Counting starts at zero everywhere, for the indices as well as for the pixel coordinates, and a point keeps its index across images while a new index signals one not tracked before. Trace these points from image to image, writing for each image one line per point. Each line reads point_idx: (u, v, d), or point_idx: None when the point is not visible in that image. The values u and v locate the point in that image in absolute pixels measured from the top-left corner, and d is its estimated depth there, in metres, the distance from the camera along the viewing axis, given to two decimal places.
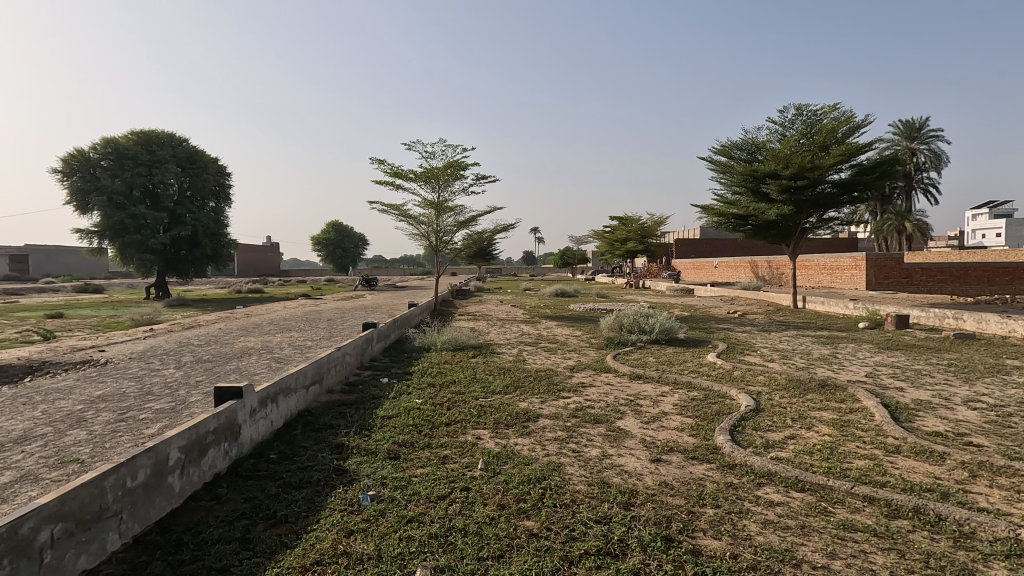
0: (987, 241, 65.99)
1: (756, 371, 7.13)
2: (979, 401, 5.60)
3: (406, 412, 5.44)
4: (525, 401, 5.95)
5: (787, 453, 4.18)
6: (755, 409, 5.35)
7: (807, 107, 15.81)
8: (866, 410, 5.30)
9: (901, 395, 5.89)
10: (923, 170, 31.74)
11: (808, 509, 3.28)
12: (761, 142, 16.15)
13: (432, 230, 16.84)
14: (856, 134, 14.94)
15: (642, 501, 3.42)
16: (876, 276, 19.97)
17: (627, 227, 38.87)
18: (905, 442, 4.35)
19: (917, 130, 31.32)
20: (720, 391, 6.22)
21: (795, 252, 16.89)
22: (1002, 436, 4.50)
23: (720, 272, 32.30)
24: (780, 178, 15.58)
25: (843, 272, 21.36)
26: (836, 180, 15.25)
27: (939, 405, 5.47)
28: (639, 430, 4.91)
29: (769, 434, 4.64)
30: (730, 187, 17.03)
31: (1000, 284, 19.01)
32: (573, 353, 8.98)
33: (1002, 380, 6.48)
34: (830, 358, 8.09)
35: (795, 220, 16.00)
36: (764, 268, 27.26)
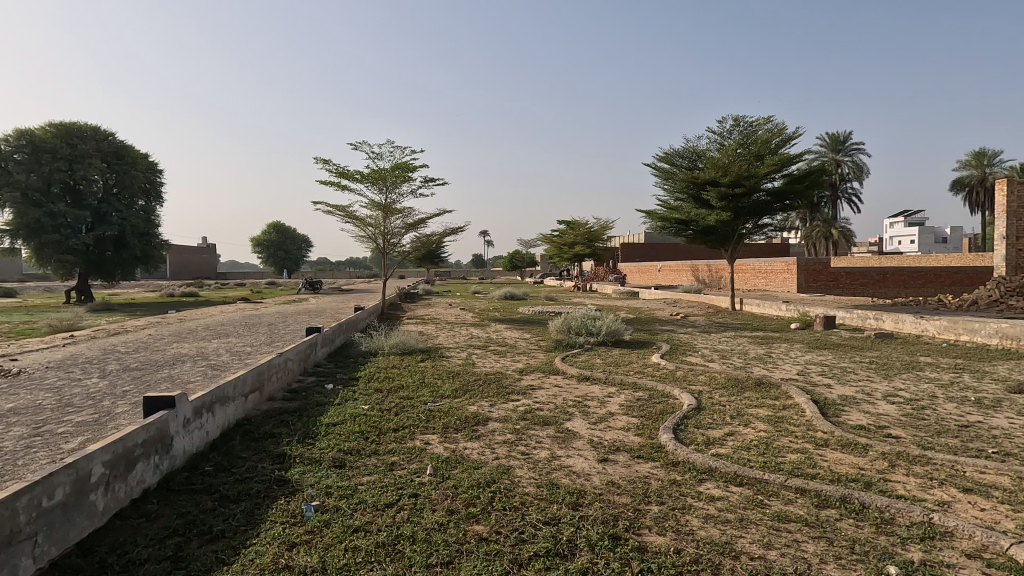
0: (902, 246, 71.34)
1: (698, 371, 7.41)
2: (898, 396, 6.03)
3: (352, 419, 5.30)
4: (475, 404, 5.93)
5: (726, 449, 4.35)
6: (696, 408, 5.55)
7: (743, 118, 16.60)
8: (797, 407, 5.61)
9: (829, 391, 6.26)
10: (847, 181, 33.92)
11: (746, 502, 3.43)
12: (702, 151, 16.84)
13: (379, 232, 16.51)
14: (788, 145, 15.79)
15: (590, 501, 3.47)
16: (807, 279, 21.17)
17: (575, 231, 39.46)
18: (832, 436, 4.63)
19: (842, 143, 33.46)
20: (663, 390, 6.42)
21: (734, 257, 17.64)
22: (917, 428, 4.86)
23: (663, 275, 33.34)
24: (718, 186, 16.26)
25: (777, 276, 22.53)
26: (770, 189, 16.05)
27: (862, 400, 5.85)
28: (587, 431, 4.98)
29: (710, 432, 4.82)
30: (673, 194, 17.63)
31: (914, 287, 20.49)
32: (522, 356, 9.04)
33: (917, 375, 7.01)
34: (765, 357, 8.51)
35: (734, 226, 16.71)
36: (705, 272, 28.39)
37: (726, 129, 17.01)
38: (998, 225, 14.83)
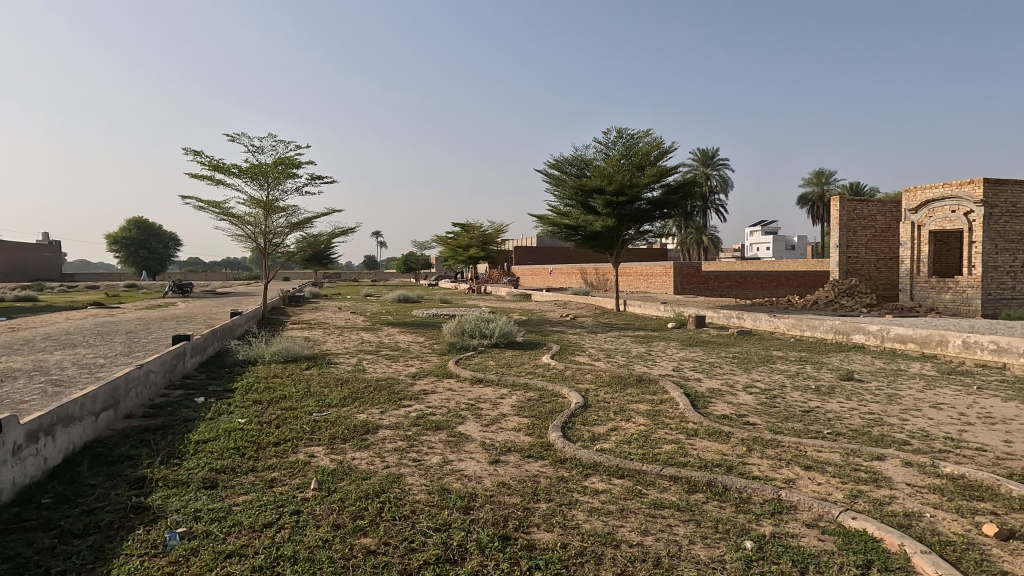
0: (760, 252, 80.13)
1: (585, 369, 7.77)
2: (755, 386, 6.77)
3: (226, 434, 4.88)
4: (364, 412, 5.73)
5: (609, 444, 4.61)
6: (584, 406, 5.81)
7: (625, 131, 17.72)
8: (672, 400, 6.08)
9: (699, 384, 6.87)
10: (715, 193, 37.44)
11: (626, 493, 3.65)
12: (589, 160, 17.71)
13: (260, 231, 15.40)
14: (665, 158, 17.10)
15: (480, 504, 3.50)
16: (682, 282, 23.08)
17: (469, 233, 39.59)
18: (701, 426, 5.07)
19: (711, 158, 36.88)
20: (553, 390, 6.65)
21: (618, 261, 18.72)
22: (770, 415, 5.49)
23: (555, 277, 34.55)
24: (604, 194, 17.19)
25: (656, 278, 24.30)
26: (650, 198, 17.26)
27: (726, 392, 6.48)
28: (479, 433, 5.02)
29: (594, 428, 5.07)
30: (562, 200, 18.35)
31: (770, 289, 22.81)
32: (415, 360, 8.90)
33: (770, 367, 7.92)
34: (645, 355, 9.12)
35: (618, 232, 17.73)
36: (593, 275, 29.85)
37: (611, 141, 18.03)
38: (833, 235, 17.14)
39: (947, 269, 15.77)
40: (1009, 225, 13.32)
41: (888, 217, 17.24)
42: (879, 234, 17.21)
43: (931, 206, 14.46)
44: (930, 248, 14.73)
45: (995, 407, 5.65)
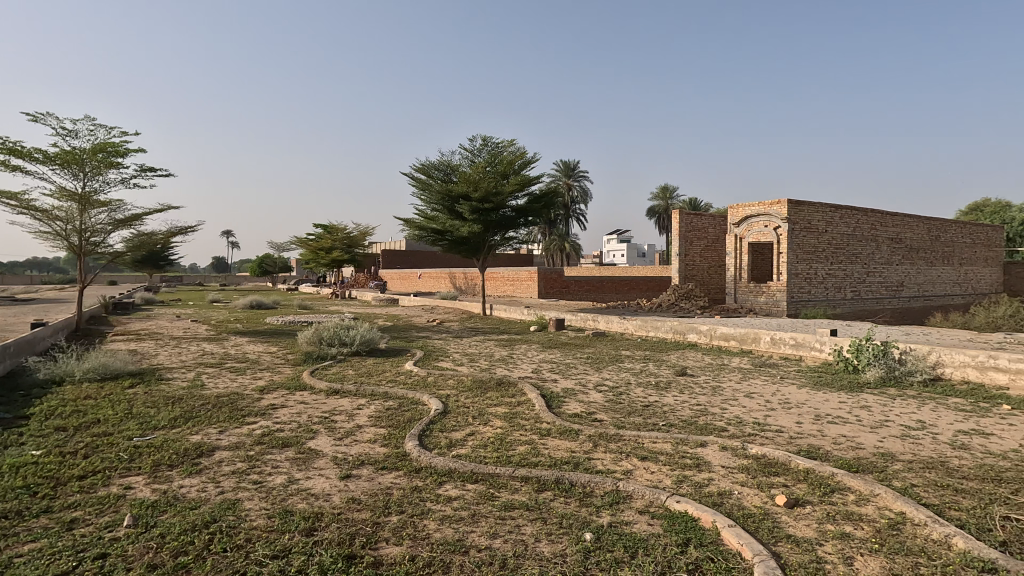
0: (615, 258, 86.72)
1: (447, 375, 7.76)
2: (604, 385, 7.29)
3: (11, 472, 4.07)
4: (199, 433, 5.16)
5: (465, 449, 4.65)
6: (443, 412, 5.80)
7: (490, 139, 18.13)
8: (529, 402, 6.31)
9: (555, 385, 7.22)
10: (576, 203, 39.77)
11: (478, 498, 3.70)
12: (455, 165, 17.83)
13: (73, 228, 13.21)
14: (528, 168, 17.77)
15: (326, 523, 3.32)
16: (546, 286, 24.26)
17: (333, 236, 37.71)
18: (553, 425, 5.33)
19: (572, 170, 39.11)
20: (413, 397, 6.55)
21: (484, 266, 19.05)
22: (615, 411, 5.93)
23: (423, 282, 34.23)
24: (470, 200, 17.41)
25: (522, 283, 25.25)
26: (514, 205, 17.83)
27: (578, 391, 6.89)
28: (331, 447, 4.77)
29: (452, 434, 5.08)
30: (429, 204, 18.24)
31: (623, 293, 24.63)
32: (264, 372, 8.22)
33: (619, 366, 8.59)
34: (507, 358, 9.38)
35: (484, 237, 18.07)
36: (461, 279, 30.09)
37: (477, 148, 18.32)
38: (673, 245, 19.07)
39: (761, 275, 18.39)
40: (806, 239, 15.88)
41: (717, 229, 19.65)
42: (710, 244, 19.54)
43: (750, 220, 16.74)
44: (748, 257, 17.06)
45: (793, 393, 6.69)
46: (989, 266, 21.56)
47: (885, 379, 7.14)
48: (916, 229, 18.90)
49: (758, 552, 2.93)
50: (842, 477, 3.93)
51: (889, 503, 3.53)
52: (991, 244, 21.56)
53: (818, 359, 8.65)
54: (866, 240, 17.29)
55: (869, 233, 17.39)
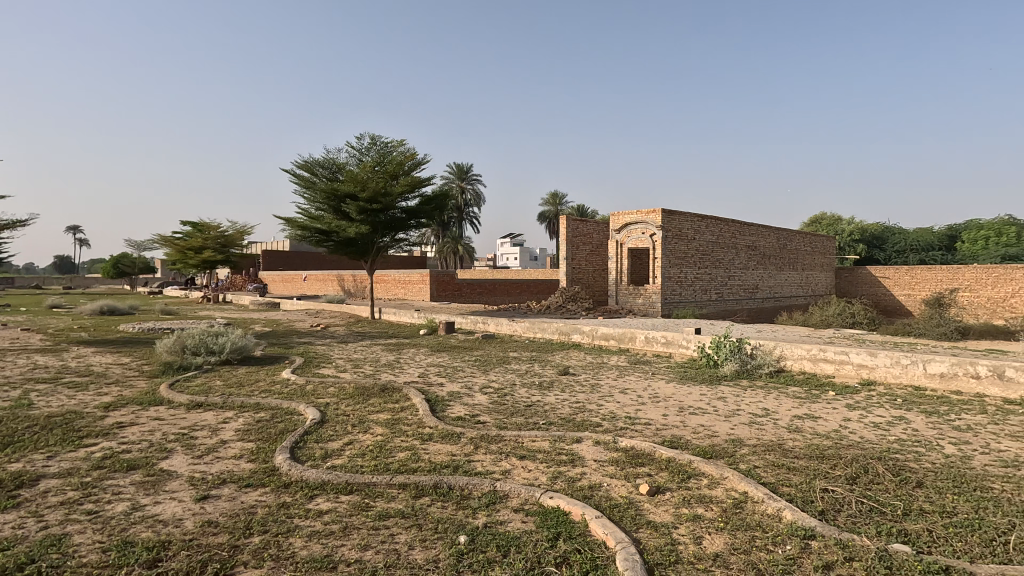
0: (509, 262, 88.10)
1: (328, 383, 7.41)
2: (490, 386, 7.36)
3: None
4: (20, 461, 4.44)
5: (341, 459, 4.45)
6: (319, 421, 5.51)
7: (379, 138, 17.69)
8: (413, 407, 6.20)
9: (441, 389, 7.16)
10: (470, 206, 39.89)
11: (351, 509, 3.56)
12: (341, 164, 17.16)
13: None
14: (418, 169, 17.54)
15: (175, 552, 3.01)
16: (438, 289, 24.10)
17: (204, 234, 34.51)
18: (436, 429, 5.28)
19: (466, 173, 39.18)
20: (288, 408, 6.15)
21: (373, 269, 18.47)
22: (499, 412, 6.02)
23: (309, 285, 32.46)
24: (357, 200, 16.82)
25: (413, 286, 24.87)
26: (405, 207, 17.51)
27: (464, 394, 6.89)
28: (188, 467, 4.34)
29: (328, 444, 4.85)
30: (313, 203, 17.35)
31: (515, 295, 25.12)
32: (112, 386, 7.29)
33: (506, 368, 8.74)
34: (393, 363, 9.15)
35: (373, 239, 17.54)
36: (350, 282, 28.93)
37: (365, 147, 17.76)
38: (561, 249, 19.81)
39: (640, 278, 19.70)
40: (677, 246, 17.27)
41: (601, 235, 20.74)
42: (594, 249, 20.57)
43: (629, 227, 17.86)
44: (628, 262, 18.19)
45: (662, 388, 7.22)
46: (824, 271, 24.91)
47: (739, 372, 7.96)
48: (768, 238, 21.33)
49: (621, 540, 3.11)
50: (698, 463, 4.30)
51: (735, 484, 3.92)
52: (826, 252, 24.91)
53: (686, 356, 9.43)
54: (727, 247, 19.19)
55: (730, 241, 19.33)
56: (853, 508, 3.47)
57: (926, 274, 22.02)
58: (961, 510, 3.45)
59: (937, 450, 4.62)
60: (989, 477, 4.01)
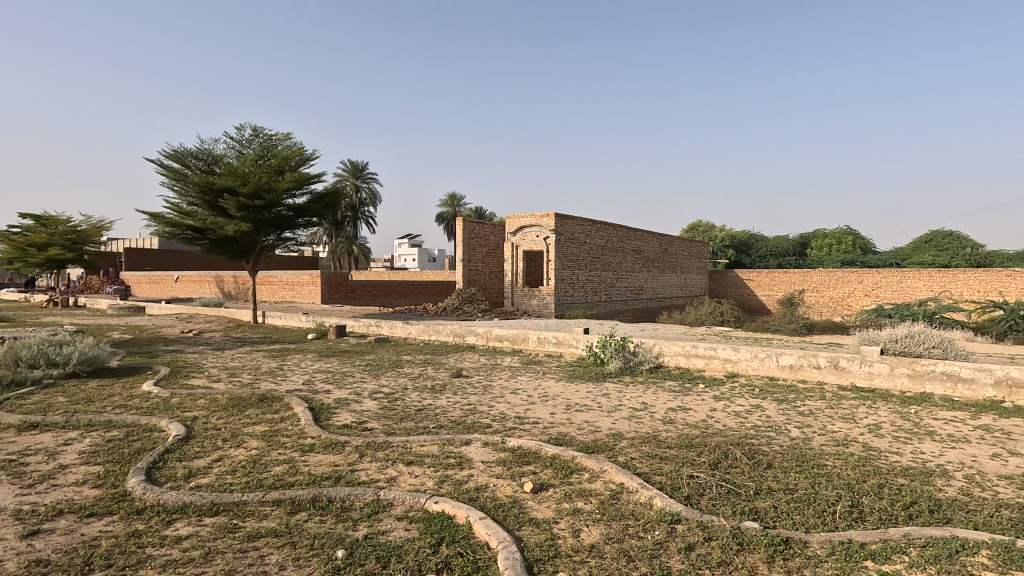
0: (407, 264, 86.34)
1: (197, 394, 6.76)
2: (380, 392, 7.15)
3: None
4: None
5: (208, 478, 4.08)
6: (184, 438, 5.01)
7: (263, 131, 16.58)
8: (294, 416, 5.85)
9: (327, 396, 6.83)
10: (365, 205, 38.53)
11: (216, 532, 3.27)
12: (218, 155, 15.85)
13: None
14: (307, 165, 16.65)
15: None
16: (329, 291, 23.06)
17: (50, 229, 30.14)
18: (318, 439, 5.02)
19: (361, 171, 37.79)
20: (147, 424, 5.53)
21: (256, 270, 17.22)
22: (388, 418, 5.86)
23: (182, 287, 29.56)
24: (237, 195, 15.61)
25: (302, 287, 23.60)
26: (292, 204, 16.52)
27: (351, 400, 6.63)
28: (14, 499, 3.74)
29: (193, 462, 4.42)
30: (185, 197, 15.83)
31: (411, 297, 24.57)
32: None
33: (397, 372, 8.54)
34: (276, 370, 8.59)
35: (255, 237, 16.36)
36: (230, 284, 26.76)
37: (247, 138, 16.52)
38: (458, 251, 19.78)
39: (535, 280, 20.22)
40: (569, 249, 17.95)
41: (497, 237, 21.01)
42: (491, 251, 20.79)
43: (524, 230, 18.26)
44: (523, 264, 18.59)
45: (551, 387, 7.45)
46: (699, 273, 27.19)
47: (623, 369, 8.43)
48: (651, 243, 22.85)
49: (503, 539, 3.15)
50: (580, 458, 4.48)
51: (613, 476, 4.14)
52: (702, 256, 27.21)
53: (575, 355, 9.81)
54: (615, 251, 20.28)
55: (617, 245, 20.45)
56: (714, 492, 3.80)
57: (782, 276, 24.71)
58: (800, 486, 3.91)
59: (784, 434, 5.21)
60: (825, 455, 4.59)
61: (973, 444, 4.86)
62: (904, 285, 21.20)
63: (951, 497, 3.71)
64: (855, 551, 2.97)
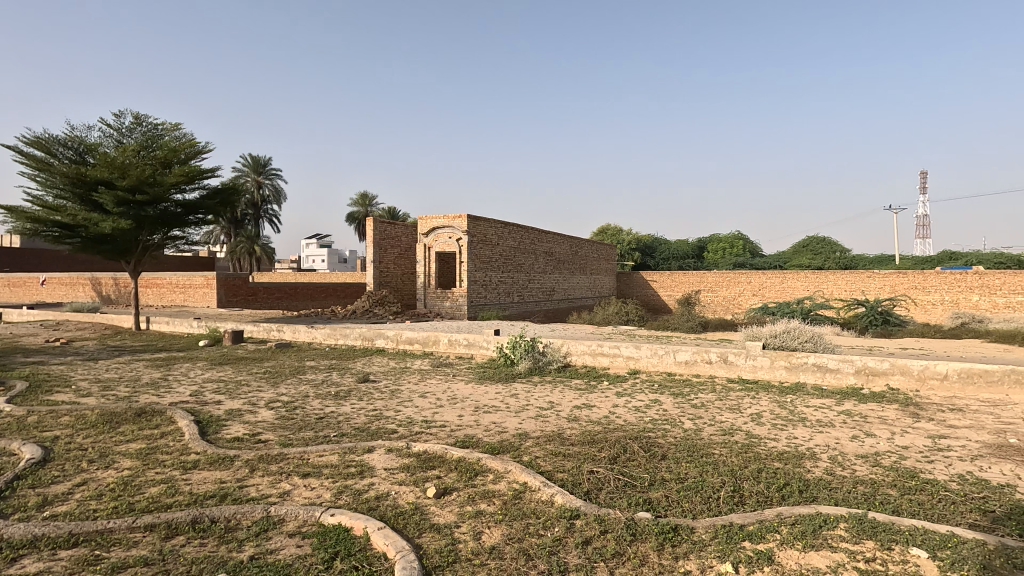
0: (316, 265, 82.25)
1: (61, 412, 6.00)
2: (277, 401, 6.72)
3: None
4: None
5: (66, 506, 3.62)
6: (40, 462, 4.42)
7: (146, 119, 15.16)
8: (177, 431, 5.36)
9: (217, 408, 6.33)
10: (268, 203, 36.23)
11: (73, 566, 2.90)
12: (92, 144, 14.28)
13: None
14: (198, 158, 15.41)
15: None
16: (227, 294, 21.65)
17: None
18: (204, 455, 4.62)
19: (263, 167, 35.46)
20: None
21: (138, 271, 15.66)
22: (285, 428, 5.53)
23: (50, 290, 26.28)
24: (115, 189, 14.15)
25: (195, 290, 21.96)
26: (180, 200, 15.22)
27: (245, 411, 6.19)
28: None
29: (48, 489, 3.91)
30: (50, 189, 14.10)
31: (320, 300, 22.99)
32: None
33: (299, 379, 8.08)
34: (159, 381, 7.83)
35: (137, 235, 14.89)
36: (110, 286, 24.20)
37: (127, 127, 15.02)
38: (368, 252, 19.18)
39: (448, 282, 20.10)
40: (482, 251, 17.99)
41: (409, 238, 20.61)
42: (403, 252, 20.37)
43: (437, 232, 18.06)
44: (436, 266, 18.40)
45: (461, 389, 7.40)
46: (608, 274, 28.32)
47: (532, 369, 8.57)
48: (562, 245, 23.47)
49: (401, 548, 3.06)
50: (485, 459, 4.48)
51: (517, 476, 4.17)
52: (609, 259, 28.35)
53: (486, 356, 9.83)
54: (527, 253, 20.60)
55: (529, 247, 20.78)
56: (611, 486, 3.94)
57: (682, 277, 26.29)
58: (690, 474, 4.16)
59: (678, 426, 5.53)
60: (714, 444, 4.92)
61: (837, 428, 5.42)
62: (785, 286, 23.28)
63: (817, 476, 4.11)
64: (735, 533, 3.19)
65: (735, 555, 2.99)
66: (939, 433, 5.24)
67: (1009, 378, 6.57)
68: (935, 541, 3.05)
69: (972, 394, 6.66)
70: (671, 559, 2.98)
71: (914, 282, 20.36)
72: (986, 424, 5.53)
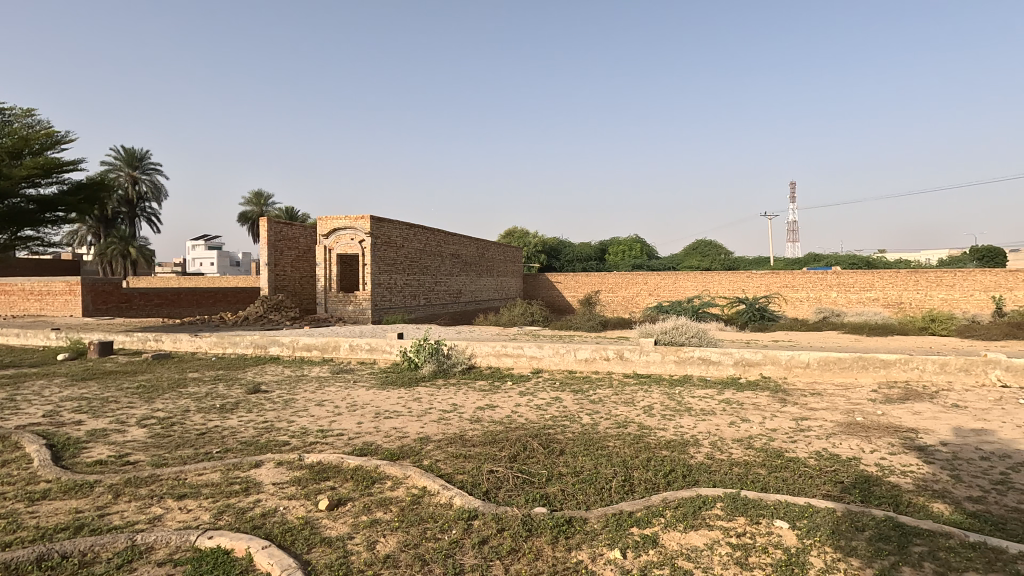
0: (203, 267, 75.65)
1: None
2: (152, 417, 6.10)
3: None
4: None
5: None
6: None
7: None
8: (24, 458, 4.68)
9: (76, 429, 5.62)
10: (145, 199, 32.82)
11: None
12: None
13: None
14: (57, 150, 13.67)
15: None
16: (94, 301, 19.20)
17: None
18: (56, 483, 4.08)
19: (139, 159, 31.96)
20: None
21: None
22: (158, 447, 5.01)
23: None
24: None
25: (55, 297, 19.39)
26: (33, 194, 13.35)
27: (111, 431, 5.54)
28: None
29: None
30: None
31: (206, 306, 21.32)
32: None
33: (179, 392, 7.38)
34: (6, 401, 6.84)
35: None
36: None
37: None
38: (262, 254, 17.98)
39: (349, 285, 19.43)
40: (386, 252, 17.50)
41: (307, 240, 19.63)
42: (301, 254, 19.35)
43: (338, 232, 17.33)
44: (337, 268, 17.66)
45: (361, 395, 7.13)
46: (514, 276, 28.79)
47: (436, 372, 8.47)
48: (468, 247, 23.48)
49: (286, 567, 2.87)
50: (383, 467, 4.35)
51: (415, 481, 4.09)
52: (516, 261, 28.80)
53: (389, 360, 9.59)
54: (433, 254, 20.38)
55: (435, 249, 20.56)
56: (509, 484, 3.98)
57: (584, 278, 27.29)
58: (586, 468, 4.30)
59: (576, 422, 5.70)
60: (608, 437, 5.13)
61: (717, 415, 5.88)
62: (677, 285, 24.91)
63: (698, 461, 4.43)
64: (624, 521, 3.35)
65: (623, 541, 3.14)
66: (801, 416, 5.85)
67: (857, 364, 7.49)
68: (795, 513, 3.40)
69: (829, 379, 7.53)
70: (564, 551, 3.06)
71: (785, 282, 22.63)
72: (838, 405, 6.28)
